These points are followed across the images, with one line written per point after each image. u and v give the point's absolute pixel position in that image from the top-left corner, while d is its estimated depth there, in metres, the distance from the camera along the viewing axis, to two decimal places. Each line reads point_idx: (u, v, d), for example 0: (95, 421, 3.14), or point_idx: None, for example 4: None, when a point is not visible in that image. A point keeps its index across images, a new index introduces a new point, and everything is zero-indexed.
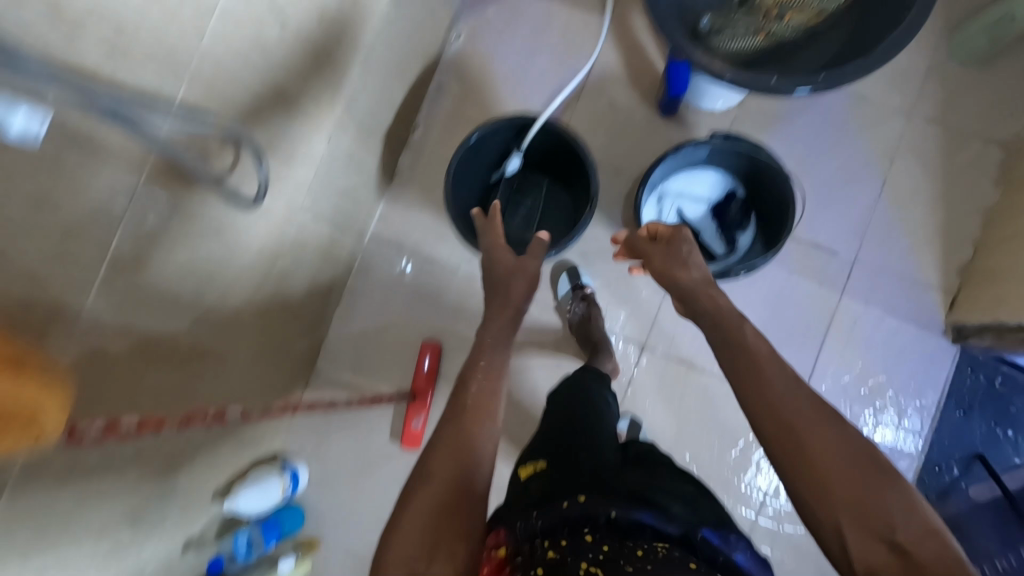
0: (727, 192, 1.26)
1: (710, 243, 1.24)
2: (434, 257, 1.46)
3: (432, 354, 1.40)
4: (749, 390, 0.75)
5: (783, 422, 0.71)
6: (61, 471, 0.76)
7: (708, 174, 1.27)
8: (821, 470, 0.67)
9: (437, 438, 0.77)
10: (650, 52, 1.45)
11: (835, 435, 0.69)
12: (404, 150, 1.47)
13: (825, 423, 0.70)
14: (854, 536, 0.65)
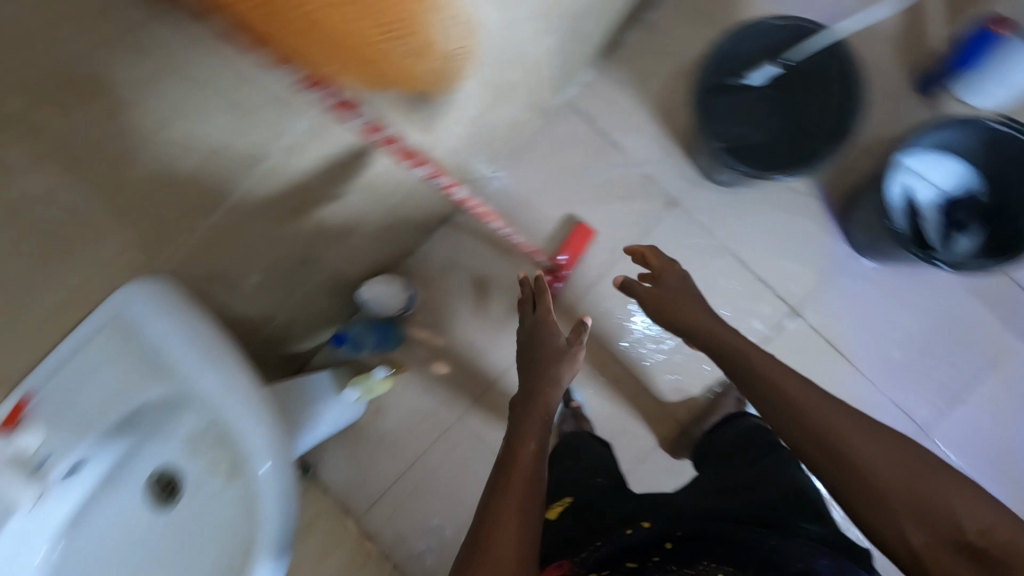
0: (963, 190, 1.17)
1: (927, 234, 1.15)
2: (621, 144, 1.39)
3: (583, 237, 1.36)
4: (801, 432, 0.74)
5: (827, 449, 0.72)
6: (300, 170, 0.75)
7: (953, 164, 1.16)
8: (880, 492, 0.67)
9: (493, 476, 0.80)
10: (934, 18, 1.31)
11: (896, 443, 0.70)
12: (635, 24, 1.38)
13: (898, 444, 0.70)
14: (926, 537, 0.64)
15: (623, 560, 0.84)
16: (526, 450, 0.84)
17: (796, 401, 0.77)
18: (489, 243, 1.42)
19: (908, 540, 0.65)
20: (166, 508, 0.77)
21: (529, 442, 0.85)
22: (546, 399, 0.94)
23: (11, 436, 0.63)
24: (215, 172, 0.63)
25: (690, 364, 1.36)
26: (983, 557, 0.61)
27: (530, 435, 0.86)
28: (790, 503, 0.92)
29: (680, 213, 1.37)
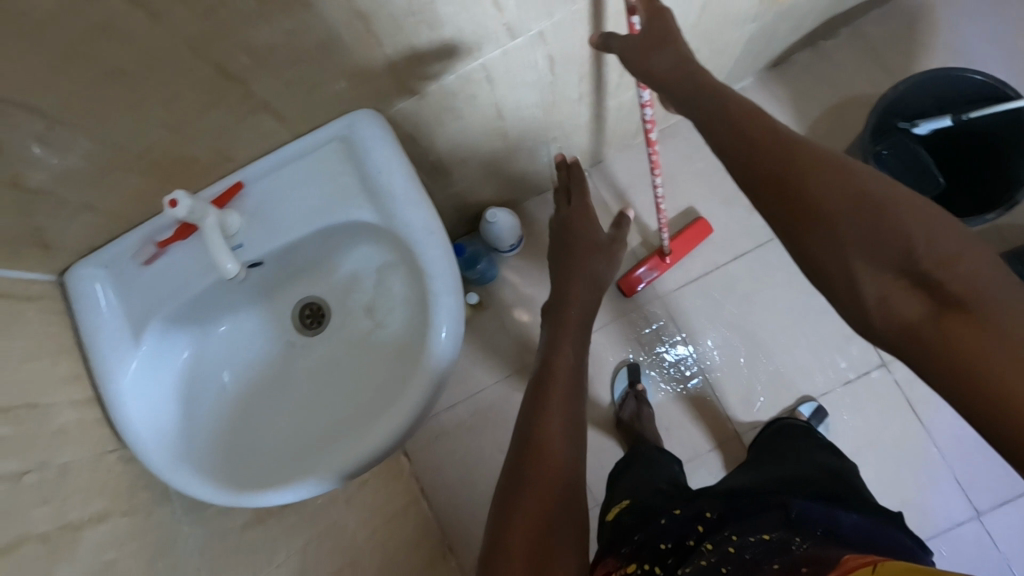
0: None
1: None
2: None
3: (700, 232, 1.39)
4: (755, 154, 0.53)
5: (782, 202, 0.51)
6: (526, 62, 0.78)
7: None
8: (824, 214, 0.48)
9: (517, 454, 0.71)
10: None
11: (829, 155, 0.51)
12: (808, 46, 1.40)
13: (826, 166, 0.50)
14: (916, 300, 0.45)
15: (656, 543, 0.70)
16: (552, 398, 0.76)
17: (739, 139, 0.55)
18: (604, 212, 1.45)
19: (862, 292, 0.47)
20: (313, 336, 0.78)
21: (557, 391, 0.77)
22: (566, 343, 0.86)
23: (224, 212, 0.67)
24: (486, 25, 0.66)
25: (766, 382, 1.37)
26: (943, 298, 0.44)
27: (553, 380, 0.79)
28: (823, 478, 0.79)
29: None
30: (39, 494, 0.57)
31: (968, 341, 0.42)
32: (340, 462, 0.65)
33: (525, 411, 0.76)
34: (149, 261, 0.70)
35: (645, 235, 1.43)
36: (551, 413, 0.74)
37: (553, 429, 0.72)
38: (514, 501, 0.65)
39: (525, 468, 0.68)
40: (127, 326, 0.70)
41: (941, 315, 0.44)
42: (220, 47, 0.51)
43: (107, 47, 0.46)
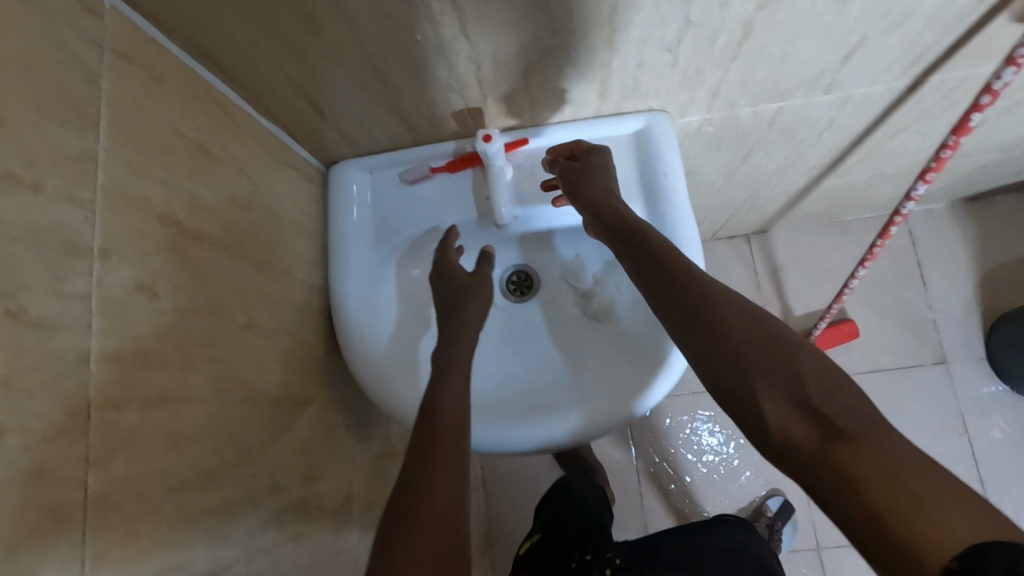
0: None
1: None
2: (927, 280, 1.37)
3: (846, 332, 1.33)
4: (673, 277, 0.56)
5: (702, 347, 0.52)
6: (810, 119, 0.78)
7: None
8: (740, 355, 0.50)
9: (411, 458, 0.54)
10: None
11: (732, 298, 0.53)
12: (1014, 192, 1.36)
13: (741, 308, 0.52)
14: (813, 432, 0.46)
15: None
16: (462, 419, 0.57)
17: (658, 276, 0.57)
18: (752, 280, 1.43)
19: (766, 418, 0.48)
20: (517, 302, 0.79)
21: (451, 402, 0.58)
22: (461, 355, 0.63)
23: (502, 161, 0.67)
24: (819, 73, 0.66)
25: None
26: (830, 433, 0.45)
27: (450, 399, 0.58)
28: None
29: (942, 372, 1.33)
30: (277, 360, 0.59)
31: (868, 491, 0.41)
32: (552, 428, 0.67)
33: (429, 430, 0.55)
34: (415, 181, 0.72)
35: (785, 317, 1.40)
36: (448, 437, 0.55)
37: (448, 454, 0.54)
38: (411, 526, 0.48)
39: (429, 501, 0.49)
40: (375, 229, 0.72)
41: (837, 444, 0.44)
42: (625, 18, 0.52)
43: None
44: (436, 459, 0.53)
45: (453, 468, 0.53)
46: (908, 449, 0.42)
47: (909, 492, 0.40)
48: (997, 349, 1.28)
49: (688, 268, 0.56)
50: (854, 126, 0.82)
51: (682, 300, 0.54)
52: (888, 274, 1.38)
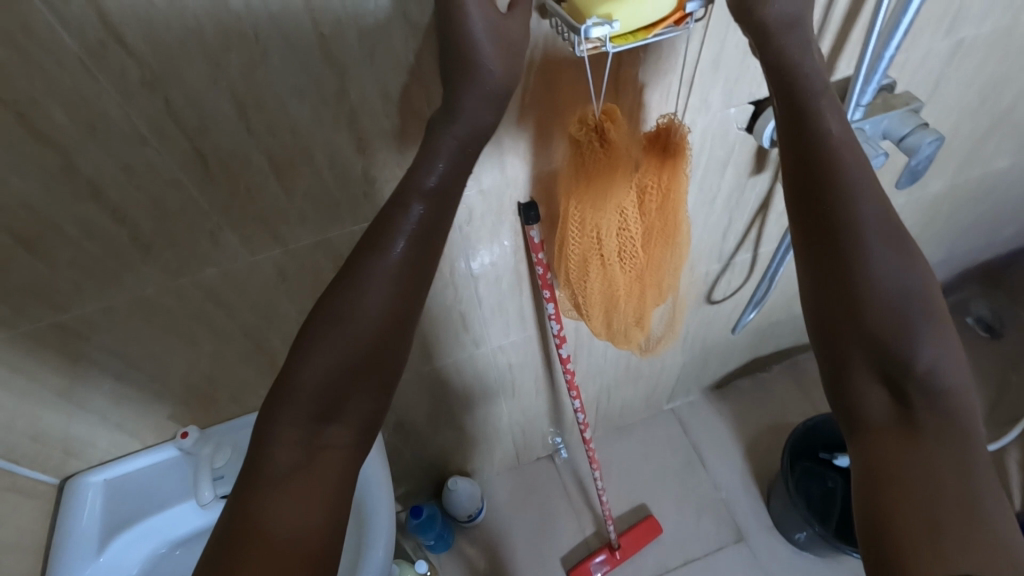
0: None
1: None
2: (708, 462, 1.55)
3: (649, 528, 1.43)
4: (844, 198, 0.48)
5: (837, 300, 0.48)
6: (486, 361, 1.02)
7: None
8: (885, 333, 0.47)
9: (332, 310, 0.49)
10: (1013, 481, 1.44)
11: (889, 269, 0.48)
12: (748, 375, 1.67)
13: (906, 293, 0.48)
14: (894, 411, 0.46)
15: None
16: (361, 334, 0.49)
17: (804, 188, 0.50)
18: (564, 494, 1.52)
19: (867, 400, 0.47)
20: None
21: (336, 355, 0.49)
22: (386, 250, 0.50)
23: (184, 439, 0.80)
24: (452, 332, 0.90)
25: None
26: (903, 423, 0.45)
27: (352, 307, 0.49)
28: None
29: (744, 546, 1.43)
30: None
31: (895, 497, 0.42)
32: None
33: (316, 342, 0.49)
34: (110, 477, 0.82)
35: (599, 524, 1.47)
36: (351, 350, 0.49)
37: (330, 373, 0.49)
38: (267, 452, 0.48)
39: (295, 418, 0.48)
40: (100, 535, 0.78)
41: (910, 438, 0.44)
42: (267, 336, 0.74)
43: (196, 333, 0.69)
44: (302, 380, 0.48)
45: (308, 387, 0.48)
46: (963, 464, 0.43)
47: (955, 504, 0.41)
48: (777, 516, 1.41)
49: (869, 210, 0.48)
50: (532, 359, 1.07)
51: (851, 263, 0.47)
52: (675, 463, 1.55)
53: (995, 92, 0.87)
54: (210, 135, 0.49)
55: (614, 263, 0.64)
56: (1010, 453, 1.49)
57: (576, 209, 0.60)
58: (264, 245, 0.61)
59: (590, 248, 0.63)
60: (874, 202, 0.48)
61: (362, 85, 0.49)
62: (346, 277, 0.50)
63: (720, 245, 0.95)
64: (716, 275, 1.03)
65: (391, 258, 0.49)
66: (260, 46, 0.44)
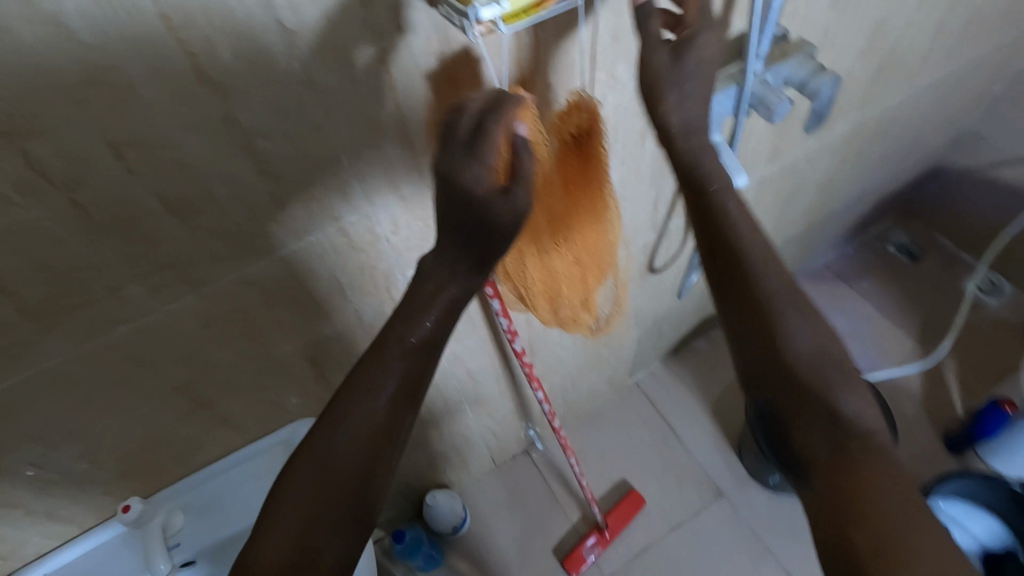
0: (1006, 549, 1.22)
1: None
2: (678, 427, 1.58)
3: (633, 503, 1.45)
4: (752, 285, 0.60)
5: (761, 343, 0.59)
6: (443, 371, 0.99)
7: (986, 521, 1.25)
8: (809, 386, 0.57)
9: (331, 432, 0.51)
10: (952, 391, 1.54)
11: (797, 328, 0.59)
12: (702, 337, 1.71)
13: (820, 350, 0.58)
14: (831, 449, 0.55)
15: None
16: (360, 442, 0.51)
17: (719, 255, 0.61)
18: (545, 487, 1.52)
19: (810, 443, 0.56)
20: None
21: (342, 479, 0.50)
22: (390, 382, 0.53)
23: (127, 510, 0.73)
24: None
25: None
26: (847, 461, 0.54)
27: (355, 427, 0.51)
28: None
29: (725, 502, 1.47)
30: None
31: (862, 530, 0.49)
32: None
33: (328, 463, 0.51)
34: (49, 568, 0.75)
35: (583, 509, 1.48)
36: (371, 467, 0.51)
37: (357, 479, 0.51)
38: None
39: (323, 545, 0.49)
40: None
41: (852, 475, 0.52)
42: (200, 387, 0.68)
43: (118, 400, 0.63)
44: (311, 501, 0.50)
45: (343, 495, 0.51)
46: (902, 486, 0.51)
47: (905, 517, 0.49)
48: (751, 467, 1.45)
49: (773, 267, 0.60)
50: (490, 360, 1.05)
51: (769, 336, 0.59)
52: (647, 434, 1.57)
53: (879, 29, 0.91)
54: (88, 185, 0.44)
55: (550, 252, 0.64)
56: (945, 365, 1.59)
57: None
58: (175, 293, 0.56)
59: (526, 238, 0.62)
60: (780, 274, 0.60)
61: (251, 107, 0.46)
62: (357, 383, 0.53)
63: (652, 215, 0.96)
64: (654, 244, 1.05)
65: (400, 368, 0.53)
66: (125, 80, 0.40)
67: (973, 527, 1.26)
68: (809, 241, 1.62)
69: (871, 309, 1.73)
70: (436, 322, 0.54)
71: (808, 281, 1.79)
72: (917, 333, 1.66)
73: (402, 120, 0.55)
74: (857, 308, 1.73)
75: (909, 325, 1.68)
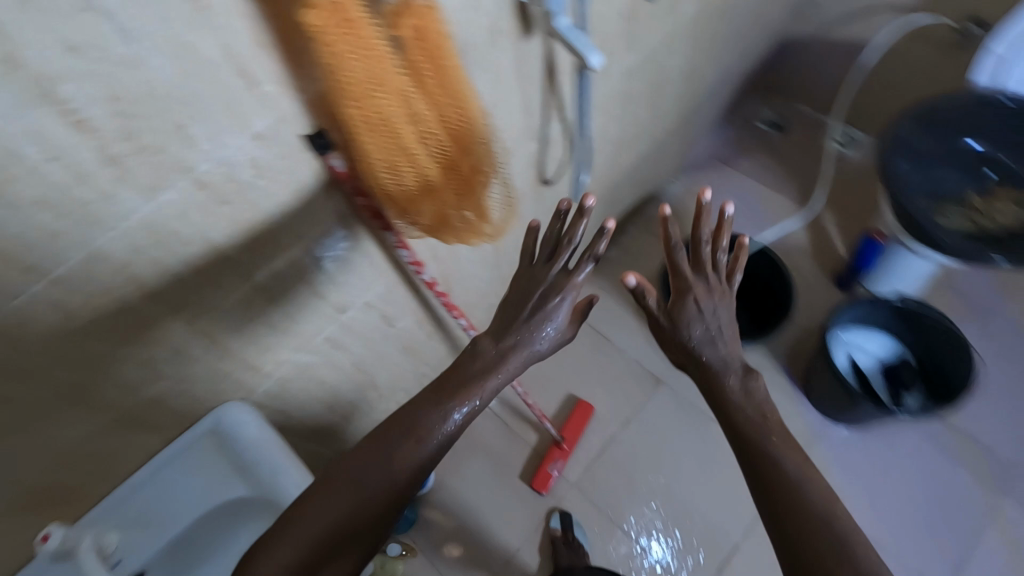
0: (899, 356, 1.39)
1: (878, 392, 1.34)
2: (610, 333, 1.65)
3: (583, 413, 1.52)
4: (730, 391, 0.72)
5: (719, 391, 0.73)
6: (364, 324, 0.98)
7: (881, 337, 1.41)
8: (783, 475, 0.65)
9: (348, 478, 0.63)
10: (834, 237, 1.71)
11: (740, 395, 0.72)
12: (613, 245, 1.78)
13: (779, 433, 0.69)
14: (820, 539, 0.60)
15: None
16: (367, 501, 0.62)
17: (698, 352, 0.75)
18: (499, 422, 1.55)
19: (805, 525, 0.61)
20: None
21: (334, 517, 0.60)
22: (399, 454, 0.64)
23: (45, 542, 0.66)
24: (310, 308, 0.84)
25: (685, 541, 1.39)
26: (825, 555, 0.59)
27: (366, 471, 0.63)
28: None
29: (666, 387, 1.56)
30: None
31: None
32: None
33: (335, 497, 0.61)
34: None
35: (540, 431, 1.53)
36: (364, 513, 0.61)
37: (374, 519, 0.62)
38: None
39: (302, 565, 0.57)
40: None
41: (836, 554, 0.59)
42: (93, 390, 0.63)
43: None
44: (308, 527, 0.59)
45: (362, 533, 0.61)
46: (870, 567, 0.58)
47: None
48: None
49: (756, 394, 0.72)
50: (408, 303, 1.04)
51: (730, 408, 0.72)
52: (583, 347, 1.64)
53: None
54: None
55: (407, 152, 0.61)
56: (824, 216, 1.75)
57: (358, 105, 0.55)
58: (24, 283, 0.51)
59: (389, 137, 0.59)
60: (733, 368, 0.74)
61: (38, 43, 0.41)
62: (420, 423, 0.67)
63: (529, 121, 0.97)
64: (539, 153, 1.06)
65: (407, 450, 0.65)
66: None
67: (872, 347, 1.41)
68: (687, 130, 1.70)
69: (754, 183, 1.86)
70: (458, 416, 0.69)
71: (696, 170, 1.90)
72: (796, 195, 1.81)
73: (230, 46, 0.51)
74: (742, 185, 1.86)
75: (790, 189, 1.83)
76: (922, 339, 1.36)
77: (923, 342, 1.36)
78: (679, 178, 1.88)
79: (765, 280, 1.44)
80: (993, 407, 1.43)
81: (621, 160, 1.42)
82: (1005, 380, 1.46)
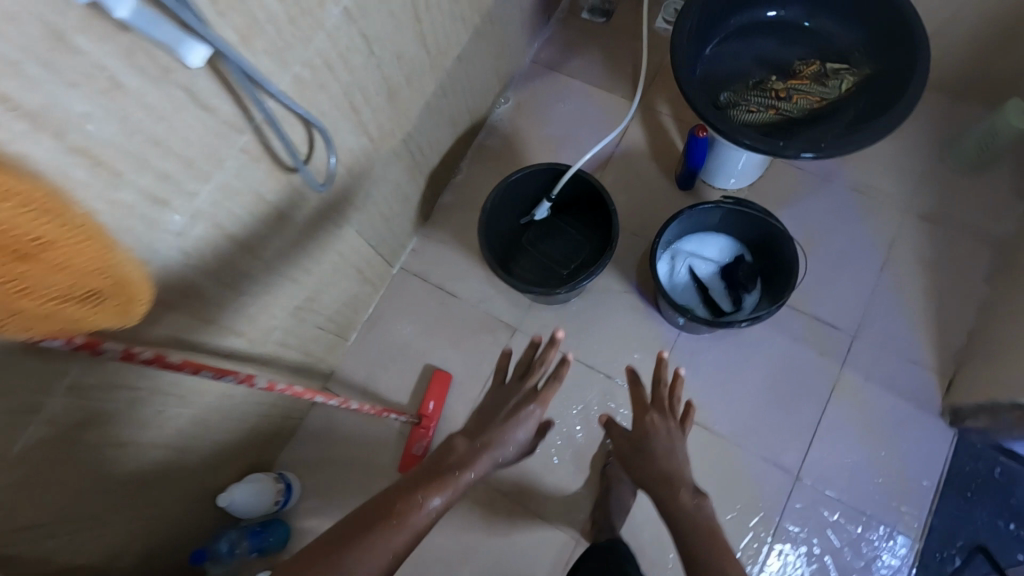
0: (736, 255, 1.36)
1: (718, 300, 1.32)
2: (457, 289, 1.54)
3: (441, 383, 1.44)
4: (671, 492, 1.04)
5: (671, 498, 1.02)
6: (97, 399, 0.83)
7: (719, 239, 1.37)
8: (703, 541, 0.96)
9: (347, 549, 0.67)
10: (671, 132, 1.60)
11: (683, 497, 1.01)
12: (446, 190, 1.62)
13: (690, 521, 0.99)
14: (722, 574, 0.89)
15: None
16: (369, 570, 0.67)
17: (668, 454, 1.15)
18: (358, 412, 1.46)
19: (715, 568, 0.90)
20: None
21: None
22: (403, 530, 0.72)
23: None
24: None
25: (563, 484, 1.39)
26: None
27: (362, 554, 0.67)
28: None
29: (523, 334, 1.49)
30: None
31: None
32: None
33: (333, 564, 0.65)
34: None
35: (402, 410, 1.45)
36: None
37: None
38: None
39: None
40: None
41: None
42: None
43: None
44: None
45: None
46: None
47: None
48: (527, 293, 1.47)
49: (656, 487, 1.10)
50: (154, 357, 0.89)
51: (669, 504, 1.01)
52: (432, 311, 1.53)
53: None
54: None
55: None
56: (660, 110, 1.62)
57: None
58: None
59: None
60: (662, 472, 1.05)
61: None
62: (408, 505, 0.74)
63: (212, 115, 0.77)
64: (259, 142, 0.87)
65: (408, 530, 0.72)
66: None
67: (711, 252, 1.37)
68: (494, 43, 1.49)
69: (586, 84, 1.68)
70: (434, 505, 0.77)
71: (522, 84, 1.71)
72: (630, 91, 1.67)
73: None
74: (574, 91, 1.69)
75: (623, 85, 1.67)
76: (755, 228, 1.30)
77: (756, 231, 1.30)
78: (506, 97, 1.69)
79: (590, 205, 1.34)
80: (832, 277, 1.44)
81: (407, 106, 1.22)
82: (842, 246, 1.46)
